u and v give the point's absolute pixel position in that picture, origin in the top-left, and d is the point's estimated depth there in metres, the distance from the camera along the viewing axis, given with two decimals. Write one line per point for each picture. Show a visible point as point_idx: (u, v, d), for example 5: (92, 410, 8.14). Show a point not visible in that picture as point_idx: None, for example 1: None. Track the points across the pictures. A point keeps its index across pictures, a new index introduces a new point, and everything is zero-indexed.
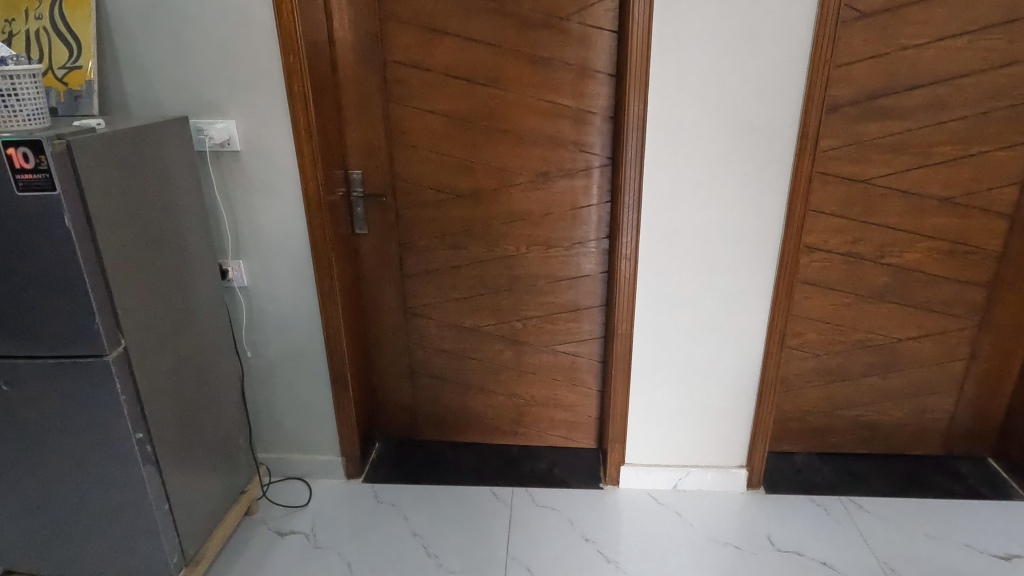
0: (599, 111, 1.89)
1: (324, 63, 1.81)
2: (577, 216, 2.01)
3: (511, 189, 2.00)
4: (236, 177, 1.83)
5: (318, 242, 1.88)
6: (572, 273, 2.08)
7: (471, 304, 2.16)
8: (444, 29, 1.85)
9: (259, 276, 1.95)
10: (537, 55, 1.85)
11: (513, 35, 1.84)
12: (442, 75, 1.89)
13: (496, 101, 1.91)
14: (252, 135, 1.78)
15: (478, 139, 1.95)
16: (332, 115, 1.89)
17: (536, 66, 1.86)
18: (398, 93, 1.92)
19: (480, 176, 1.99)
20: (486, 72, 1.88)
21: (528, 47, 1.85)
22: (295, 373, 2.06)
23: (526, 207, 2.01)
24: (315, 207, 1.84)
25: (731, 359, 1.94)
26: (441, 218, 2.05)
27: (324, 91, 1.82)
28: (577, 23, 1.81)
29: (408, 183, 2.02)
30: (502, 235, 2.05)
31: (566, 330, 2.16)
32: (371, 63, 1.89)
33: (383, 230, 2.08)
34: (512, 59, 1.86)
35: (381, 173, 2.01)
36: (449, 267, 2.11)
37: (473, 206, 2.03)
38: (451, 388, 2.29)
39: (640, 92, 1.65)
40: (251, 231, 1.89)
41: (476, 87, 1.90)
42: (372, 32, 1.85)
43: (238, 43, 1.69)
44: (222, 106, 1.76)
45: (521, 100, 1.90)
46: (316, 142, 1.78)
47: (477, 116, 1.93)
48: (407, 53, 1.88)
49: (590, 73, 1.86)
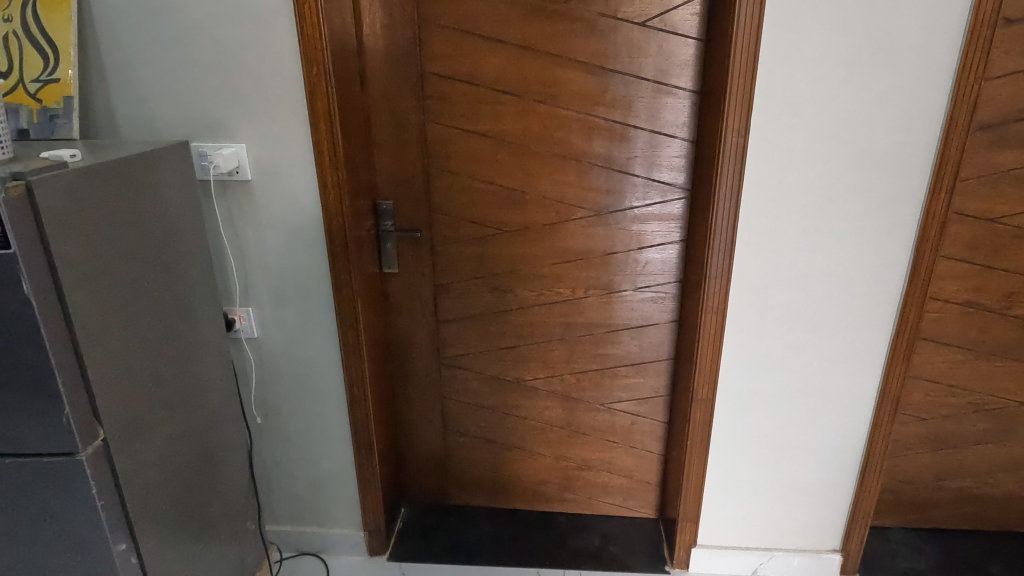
0: (677, 134, 1.59)
1: (351, 75, 1.51)
2: (645, 257, 1.71)
3: (569, 224, 1.69)
4: (244, 211, 1.53)
5: (342, 287, 1.58)
6: (636, 321, 1.78)
7: (517, 354, 1.85)
8: (494, 35, 1.54)
9: (271, 325, 1.65)
10: (603, 67, 1.55)
11: (576, 44, 1.53)
12: (491, 89, 1.59)
13: (552, 121, 1.60)
14: (265, 161, 1.48)
15: (530, 164, 1.65)
16: (360, 136, 1.59)
17: (602, 80, 1.56)
18: (438, 111, 1.62)
19: (533, 209, 1.69)
20: (544, 86, 1.58)
21: (593, 57, 1.54)
22: (311, 435, 1.76)
23: (584, 245, 1.71)
24: (340, 247, 1.54)
25: (830, 429, 1.63)
26: (484, 256, 1.75)
27: (351, 109, 1.53)
28: (654, 29, 1.51)
29: (446, 216, 1.72)
30: (555, 276, 1.75)
31: (626, 386, 1.86)
32: (405, 75, 1.59)
33: (417, 270, 1.78)
34: (574, 72, 1.56)
35: (414, 204, 1.71)
36: (492, 312, 1.81)
37: (523, 243, 1.72)
38: (489, 448, 1.99)
39: (742, 115, 1.34)
40: (262, 274, 1.59)
41: (532, 104, 1.59)
42: (408, 38, 1.56)
43: (250, 52, 1.40)
44: (230, 127, 1.46)
45: (584, 120, 1.60)
46: (342, 171, 1.49)
47: (530, 138, 1.62)
48: (449, 62, 1.58)
49: (668, 88, 1.55)
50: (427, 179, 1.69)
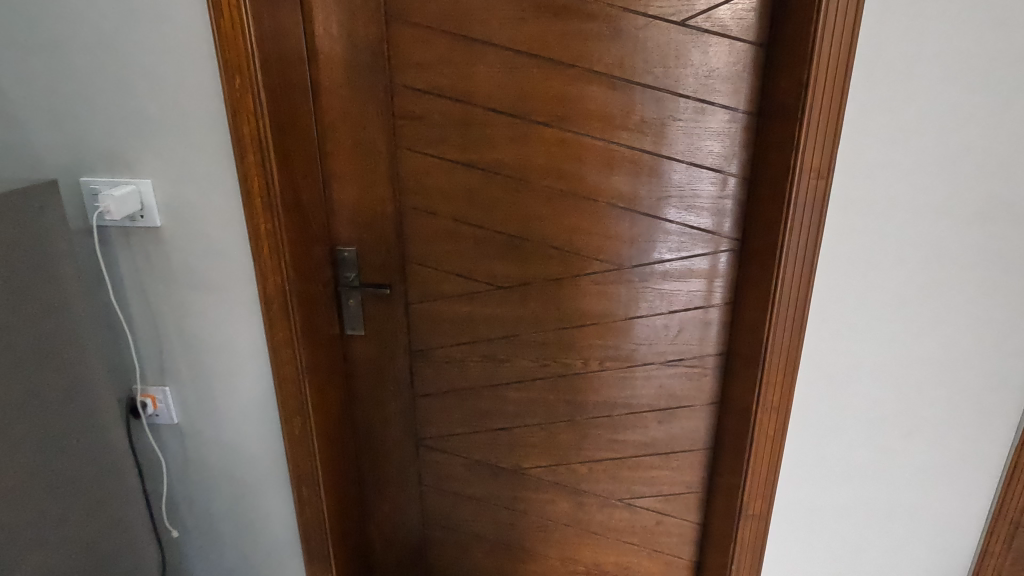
0: (726, 169, 1.21)
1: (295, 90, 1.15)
2: (679, 323, 1.33)
3: (581, 280, 1.32)
4: (153, 266, 1.16)
5: (284, 364, 1.21)
6: (666, 401, 1.40)
7: (513, 437, 1.48)
8: (483, 37, 1.18)
9: (196, 410, 1.27)
10: (627, 80, 1.17)
11: (591, 49, 1.16)
12: (479, 107, 1.22)
13: (559, 150, 1.23)
14: (179, 204, 1.12)
15: (531, 204, 1.27)
16: (309, 168, 1.23)
17: (625, 98, 1.18)
18: (412, 135, 1.25)
19: (535, 260, 1.31)
20: (549, 105, 1.20)
21: (613, 67, 1.17)
22: (251, 543, 1.38)
23: (601, 307, 1.34)
24: (278, 315, 1.17)
25: (924, 555, 1.24)
26: (473, 318, 1.38)
27: (294, 134, 1.16)
28: (697, 32, 1.13)
29: (424, 267, 1.35)
30: (563, 344, 1.38)
31: (651, 479, 1.48)
32: (367, 89, 1.23)
33: (388, 333, 1.41)
34: (587, 87, 1.19)
35: (383, 252, 1.35)
36: (482, 386, 1.44)
37: (522, 303, 1.35)
38: (480, 547, 1.61)
39: (825, 151, 0.97)
40: (181, 347, 1.22)
41: (534, 128, 1.22)
42: (370, 43, 1.20)
43: (150, 58, 1.04)
44: (130, 158, 1.10)
45: (603, 149, 1.22)
46: (281, 215, 1.12)
47: (530, 171, 1.25)
48: (424, 72, 1.21)
49: (712, 109, 1.17)
50: (399, 219, 1.32)
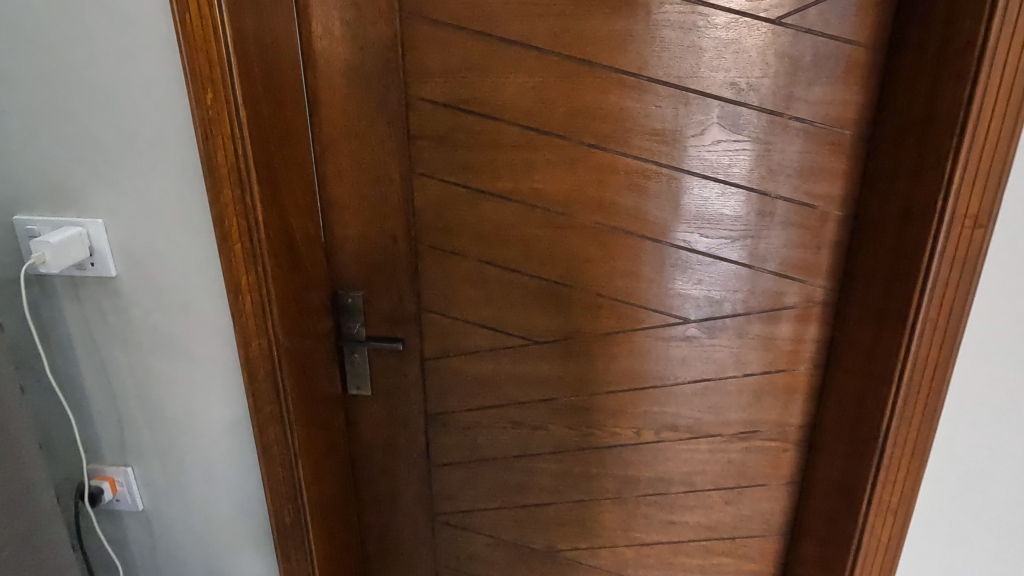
0: (824, 206, 0.96)
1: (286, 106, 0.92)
2: (755, 389, 1.09)
3: (636, 336, 1.08)
4: (108, 324, 0.93)
5: (271, 444, 0.97)
6: (735, 479, 1.16)
7: (548, 515, 1.24)
8: (522, 39, 0.94)
9: (164, 495, 1.04)
10: (704, 93, 0.93)
11: (659, 54, 0.92)
12: (515, 125, 0.98)
13: (614, 178, 0.99)
14: (140, 248, 0.89)
15: (577, 244, 1.03)
16: (305, 200, 0.99)
17: (700, 115, 0.94)
18: (432, 159, 1.02)
19: (580, 312, 1.08)
20: (603, 123, 0.97)
21: (686, 77, 0.93)
22: None
23: (659, 368, 1.10)
24: (264, 386, 0.94)
25: None
26: (502, 377, 1.14)
27: (286, 160, 0.93)
28: (797, 33, 0.89)
29: (445, 317, 1.12)
30: (611, 410, 1.14)
31: (712, 567, 1.23)
32: (377, 103, 0.99)
33: (400, 394, 1.18)
34: (653, 102, 0.95)
35: (395, 298, 1.11)
36: (511, 456, 1.20)
37: (563, 361, 1.11)
38: None
39: (986, 200, 0.75)
40: (145, 420, 0.99)
41: (583, 152, 0.98)
42: (381, 46, 0.96)
43: (100, 64, 0.81)
44: (77, 191, 0.86)
45: (669, 178, 0.98)
46: (268, 263, 0.89)
47: (576, 204, 1.01)
48: (448, 83, 0.98)
49: (812, 130, 0.93)
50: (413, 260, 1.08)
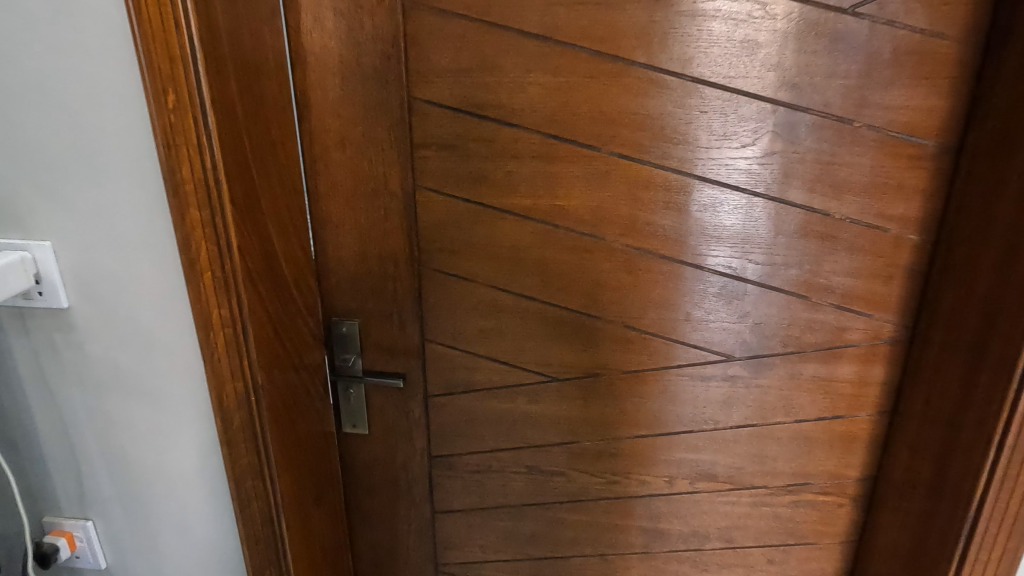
0: (898, 228, 0.82)
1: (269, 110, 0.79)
2: (808, 437, 0.94)
3: (671, 375, 0.94)
4: (62, 362, 0.81)
5: (252, 500, 0.84)
6: (780, 536, 1.01)
7: (566, 569, 1.10)
8: (546, 32, 0.80)
9: (130, 552, 0.91)
10: (759, 96, 0.79)
11: (707, 50, 0.78)
12: (535, 133, 0.85)
13: (649, 196, 0.85)
14: (96, 276, 0.76)
15: (604, 270, 0.90)
16: (294, 219, 0.86)
17: (754, 122, 0.80)
18: (439, 171, 0.89)
19: (607, 346, 0.94)
20: (637, 131, 0.83)
21: (739, 78, 0.79)
22: None
23: (697, 411, 0.95)
24: (243, 434, 0.81)
25: None
26: (516, 417, 1.01)
27: (270, 174, 0.80)
28: (874, 25, 0.74)
29: (452, 349, 0.98)
30: (640, 457, 1.00)
31: None
32: (377, 107, 0.86)
33: (400, 433, 1.04)
34: (698, 107, 0.81)
35: (396, 328, 0.98)
36: (525, 505, 1.06)
37: (586, 401, 0.98)
38: None
39: None
40: (107, 470, 0.86)
41: (615, 165, 0.85)
42: (381, 40, 0.83)
43: (43, 60, 0.68)
44: (21, 209, 0.74)
45: (715, 195, 0.84)
46: (243, 295, 0.75)
47: (605, 225, 0.87)
48: (459, 83, 0.84)
49: (887, 140, 0.79)
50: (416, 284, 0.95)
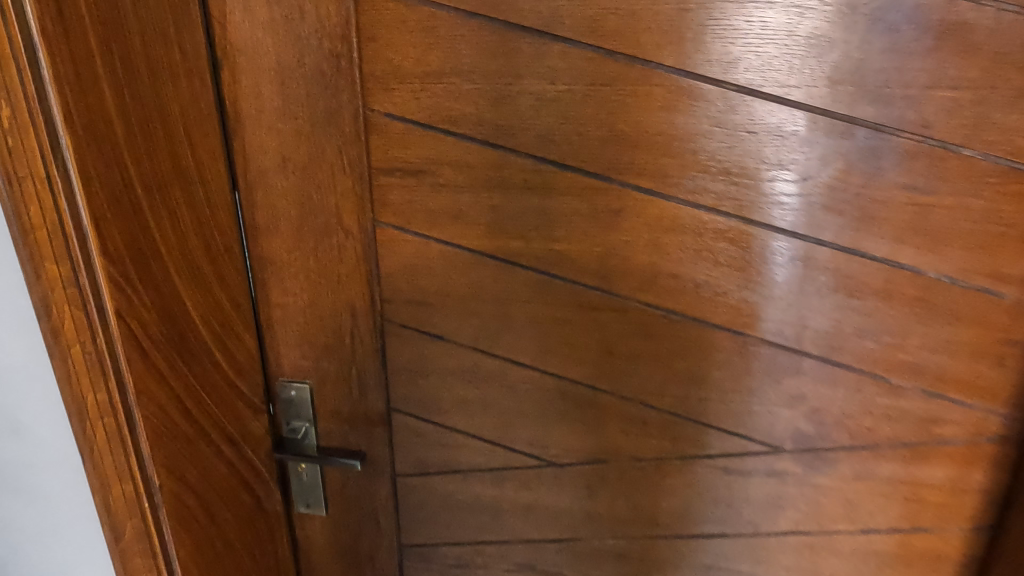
0: (1015, 293, 0.60)
1: (176, 126, 0.60)
2: (878, 552, 0.73)
3: (701, 466, 0.73)
4: None
5: None
6: None
7: None
8: (542, 22, 0.60)
9: None
10: (830, 113, 0.58)
11: (759, 49, 0.57)
12: (527, 158, 0.64)
13: (677, 241, 0.65)
14: None
15: (616, 333, 0.69)
16: (219, 263, 0.67)
17: (820, 148, 0.59)
18: (405, 204, 0.69)
19: (618, 427, 0.74)
20: (662, 157, 0.62)
21: (803, 87, 0.58)
22: None
23: (734, 512, 0.75)
24: (135, 544, 0.62)
25: None
26: (504, 506, 0.81)
27: (177, 210, 0.61)
28: (997, 16, 0.53)
29: (424, 423, 0.79)
30: (659, 562, 0.79)
31: None
32: (325, 121, 0.67)
33: (363, 519, 0.85)
34: (744, 126, 0.60)
35: (355, 394, 0.79)
36: None
37: (591, 492, 0.78)
38: None
39: None
40: None
41: (631, 200, 0.64)
42: (327, 34, 0.63)
43: None
44: None
45: (765, 243, 0.63)
46: (126, 372, 0.57)
47: (617, 277, 0.67)
48: (428, 93, 0.64)
49: (1006, 175, 0.57)
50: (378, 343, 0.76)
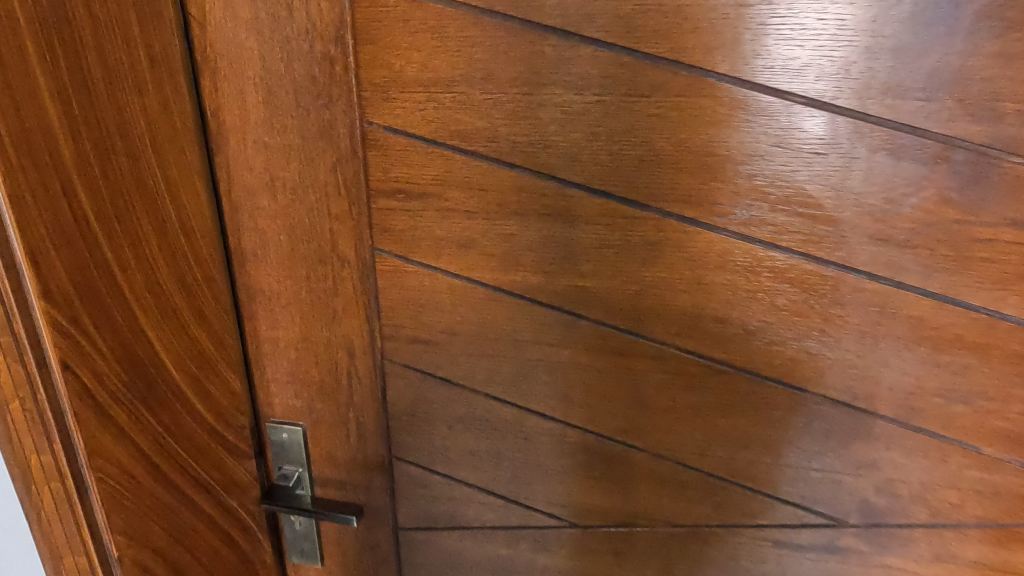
0: None
1: (145, 151, 0.54)
2: None
3: (747, 537, 0.63)
4: None
5: None
6: None
7: None
8: (570, 20, 0.50)
9: None
10: (898, 126, 0.48)
11: (836, 53, 0.47)
12: (550, 181, 0.55)
13: (726, 281, 0.54)
14: None
15: (649, 384, 0.60)
16: (195, 297, 0.60)
17: (881, 168, 0.49)
18: (408, 231, 0.60)
19: (650, 488, 0.64)
20: (711, 182, 0.52)
21: (862, 96, 0.47)
22: None
23: None
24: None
25: None
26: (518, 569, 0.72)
27: (136, 237, 0.55)
28: None
29: (429, 474, 0.70)
30: None
31: None
32: (318, 136, 0.58)
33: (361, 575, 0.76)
34: (812, 146, 0.49)
35: (352, 440, 0.70)
36: None
37: (617, 558, 0.68)
38: None
39: None
40: None
41: (673, 232, 0.54)
42: (318, 35, 0.54)
43: None
44: None
45: (834, 286, 0.52)
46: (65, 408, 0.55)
47: (653, 320, 0.57)
48: (435, 103, 0.55)
49: None
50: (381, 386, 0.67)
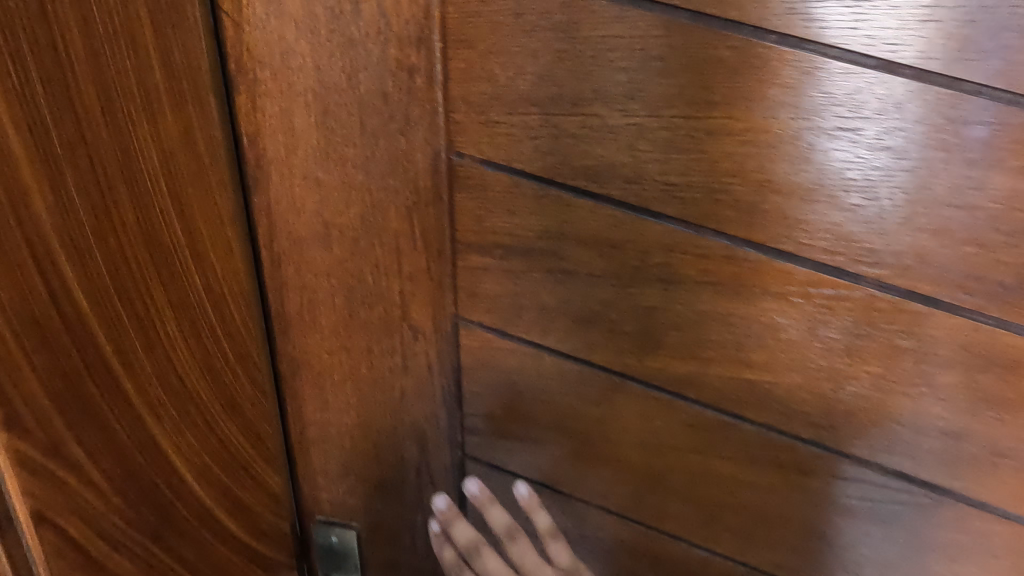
0: None
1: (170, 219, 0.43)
2: None
3: None
4: None
5: None
6: None
7: None
8: (765, 10, 0.34)
9: None
10: (953, 81, 0.33)
11: None
12: (713, 239, 0.39)
13: (964, 383, 0.38)
14: None
15: (829, 510, 0.44)
16: (214, 369, 0.48)
17: (933, 143, 0.34)
18: (504, 297, 0.45)
19: None
20: (963, 247, 0.36)
21: (1016, 80, 0.32)
22: None
23: None
24: None
25: None
26: None
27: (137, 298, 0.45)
28: None
29: None
30: None
31: None
32: (390, 172, 0.43)
33: None
34: None
35: (418, 542, 0.56)
36: None
37: None
38: None
39: None
40: None
41: (892, 315, 0.38)
42: (393, 36, 0.40)
43: None
44: None
45: None
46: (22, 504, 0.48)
47: (844, 428, 0.41)
48: (554, 129, 0.40)
49: None
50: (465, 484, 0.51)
